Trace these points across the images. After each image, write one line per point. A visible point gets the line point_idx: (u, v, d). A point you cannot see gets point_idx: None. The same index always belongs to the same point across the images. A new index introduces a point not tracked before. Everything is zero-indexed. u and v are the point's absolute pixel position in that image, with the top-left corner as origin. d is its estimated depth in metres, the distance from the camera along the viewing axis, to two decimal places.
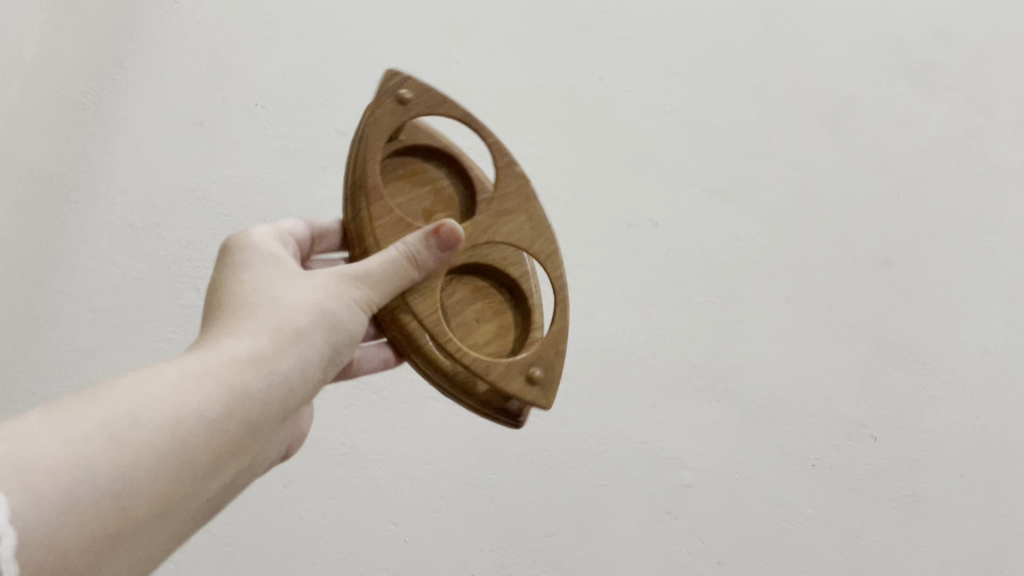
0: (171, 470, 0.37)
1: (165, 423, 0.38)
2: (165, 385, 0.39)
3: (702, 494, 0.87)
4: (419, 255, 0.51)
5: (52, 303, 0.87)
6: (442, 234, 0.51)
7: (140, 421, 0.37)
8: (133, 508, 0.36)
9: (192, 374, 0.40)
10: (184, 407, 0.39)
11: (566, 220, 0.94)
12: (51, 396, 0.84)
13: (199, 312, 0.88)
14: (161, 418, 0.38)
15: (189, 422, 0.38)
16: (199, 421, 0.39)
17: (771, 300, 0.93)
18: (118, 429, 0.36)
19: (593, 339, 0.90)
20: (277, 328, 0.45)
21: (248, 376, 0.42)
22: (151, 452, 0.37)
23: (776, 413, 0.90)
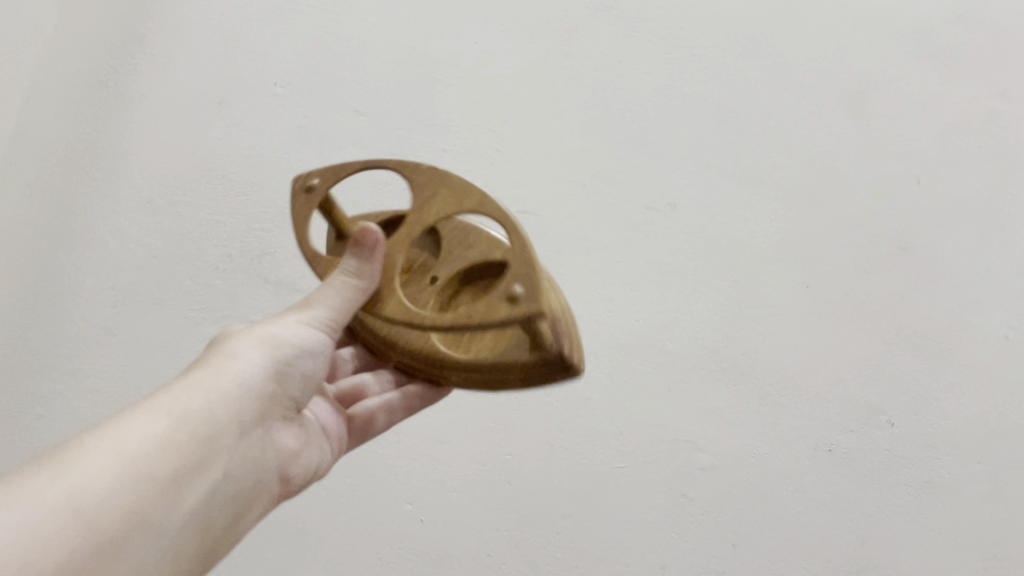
0: (144, 477, 0.39)
1: (124, 442, 0.39)
2: (115, 421, 0.40)
3: (718, 477, 0.87)
4: (355, 268, 0.50)
5: (71, 278, 0.87)
6: (366, 238, 0.50)
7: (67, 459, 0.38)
8: (116, 509, 0.37)
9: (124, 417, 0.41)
10: (139, 428, 0.40)
11: (584, 203, 0.94)
12: (68, 369, 0.84)
13: (217, 290, 0.88)
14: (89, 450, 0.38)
15: (146, 437, 0.40)
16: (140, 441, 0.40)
17: (790, 284, 0.92)
18: (78, 455, 0.37)
19: (610, 322, 0.90)
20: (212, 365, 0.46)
21: (197, 397, 0.43)
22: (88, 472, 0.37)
23: (794, 398, 0.89)
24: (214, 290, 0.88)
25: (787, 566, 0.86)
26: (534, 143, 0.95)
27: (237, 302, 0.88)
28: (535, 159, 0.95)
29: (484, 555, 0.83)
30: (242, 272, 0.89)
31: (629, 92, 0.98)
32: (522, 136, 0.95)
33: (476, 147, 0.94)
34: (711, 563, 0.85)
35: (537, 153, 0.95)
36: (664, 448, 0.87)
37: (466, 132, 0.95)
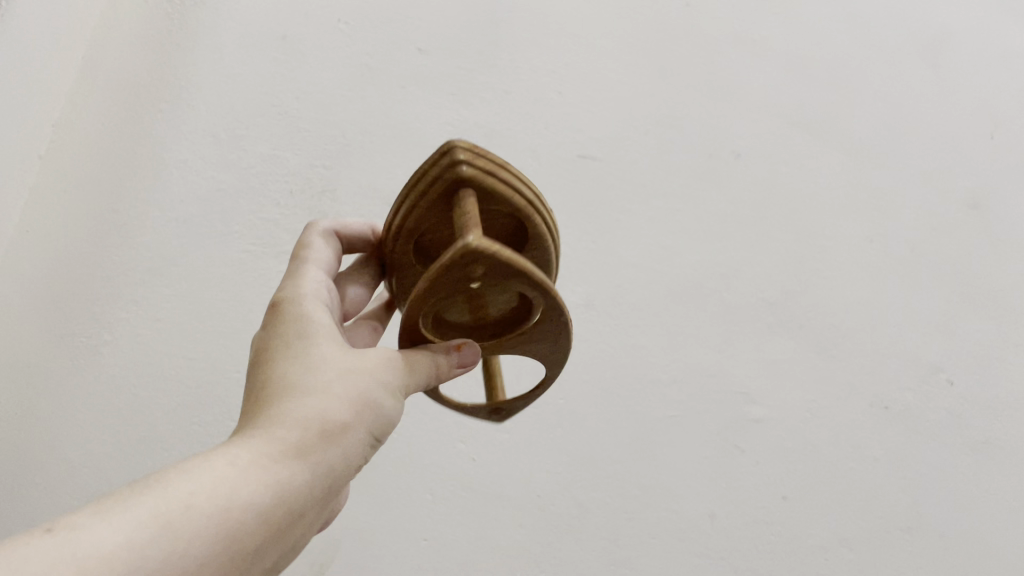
0: (221, 556, 0.36)
1: (216, 515, 0.36)
2: (216, 474, 0.37)
3: (770, 429, 0.86)
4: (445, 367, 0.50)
5: (140, 207, 0.88)
6: (464, 352, 0.51)
7: (187, 501, 0.35)
8: None
9: (250, 463, 0.39)
10: (235, 498, 0.37)
11: (646, 148, 0.92)
12: (133, 298, 0.86)
13: (279, 227, 0.89)
14: (212, 497, 0.36)
15: (237, 512, 0.37)
16: (254, 517, 0.38)
17: (853, 238, 0.91)
18: (169, 517, 0.34)
19: (669, 269, 0.89)
20: (331, 415, 0.43)
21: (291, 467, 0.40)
22: (202, 542, 0.35)
23: (851, 353, 0.88)
24: (276, 226, 0.89)
25: (837, 522, 0.85)
26: (598, 88, 0.94)
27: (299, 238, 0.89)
28: (599, 103, 0.94)
29: (534, 494, 0.84)
30: (305, 209, 0.90)
31: (699, 40, 0.96)
32: (584, 76, 0.94)
33: (539, 89, 0.93)
34: (760, 514, 0.85)
35: (600, 97, 0.94)
36: (716, 397, 0.87)
37: (530, 75, 0.94)
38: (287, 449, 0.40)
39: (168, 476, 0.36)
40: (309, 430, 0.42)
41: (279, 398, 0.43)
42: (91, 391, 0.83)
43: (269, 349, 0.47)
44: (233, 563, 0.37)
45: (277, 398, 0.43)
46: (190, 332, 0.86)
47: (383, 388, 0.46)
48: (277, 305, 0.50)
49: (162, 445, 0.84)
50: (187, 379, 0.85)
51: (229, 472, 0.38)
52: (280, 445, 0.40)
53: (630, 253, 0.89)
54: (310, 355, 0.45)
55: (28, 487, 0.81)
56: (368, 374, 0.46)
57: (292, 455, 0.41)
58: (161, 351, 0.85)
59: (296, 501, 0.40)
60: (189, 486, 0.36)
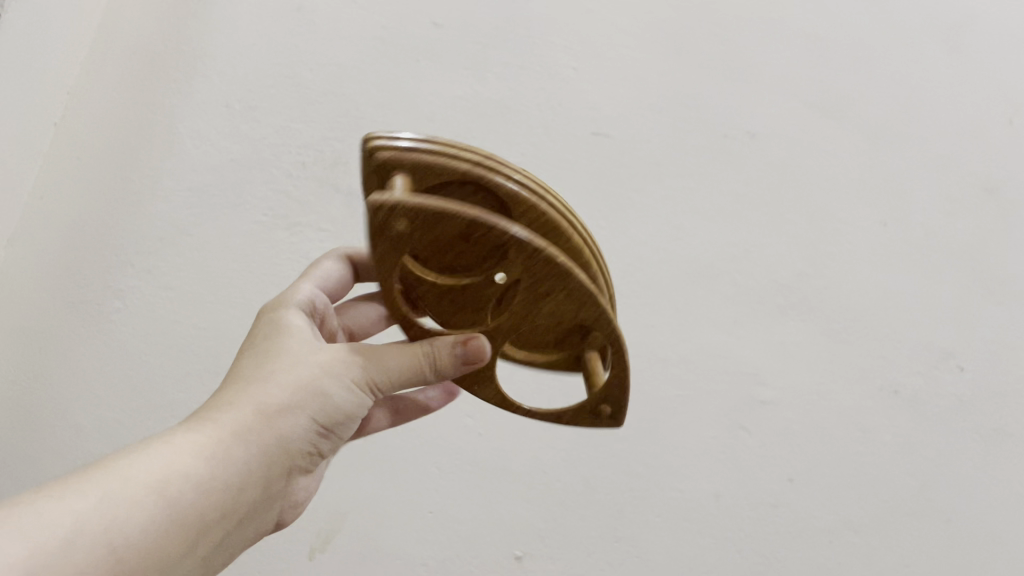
0: (168, 524, 0.42)
1: (157, 488, 0.42)
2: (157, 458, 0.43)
3: (779, 412, 0.86)
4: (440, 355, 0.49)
5: (153, 175, 0.89)
6: (471, 346, 0.48)
7: (120, 475, 0.41)
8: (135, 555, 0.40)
9: (184, 448, 0.44)
10: (173, 475, 0.43)
11: (661, 127, 0.92)
12: (145, 266, 0.86)
13: (292, 198, 0.89)
14: (146, 471, 0.42)
15: (177, 488, 0.43)
16: (186, 491, 0.43)
17: (868, 221, 0.90)
18: (113, 490, 0.40)
19: (680, 249, 0.89)
20: (269, 403, 0.48)
21: (230, 450, 0.46)
22: (136, 503, 0.40)
23: (862, 337, 0.88)
24: (289, 198, 0.89)
25: (843, 506, 0.85)
26: (614, 66, 0.93)
27: (311, 210, 0.88)
28: (614, 81, 0.93)
29: (541, 469, 0.84)
30: (317, 181, 0.89)
31: (715, 20, 0.95)
32: (598, 52, 0.93)
33: (553, 66, 0.93)
34: (765, 496, 0.84)
35: (615, 75, 0.93)
36: (724, 378, 0.86)
37: (545, 50, 0.93)
38: (221, 433, 0.46)
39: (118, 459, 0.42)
40: (252, 418, 0.47)
41: (224, 399, 0.48)
42: (100, 358, 0.84)
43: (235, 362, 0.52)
44: (181, 532, 0.42)
45: (230, 393, 0.49)
46: (201, 304, 0.86)
47: (331, 376, 0.51)
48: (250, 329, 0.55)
49: (171, 413, 0.83)
50: (196, 346, 0.85)
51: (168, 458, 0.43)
52: (215, 431, 0.46)
53: (642, 233, 0.89)
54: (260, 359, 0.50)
55: (41, 451, 0.83)
56: (313, 367, 0.50)
57: (227, 437, 0.46)
58: (170, 319, 0.85)
59: (235, 479, 0.46)
60: (125, 466, 0.42)
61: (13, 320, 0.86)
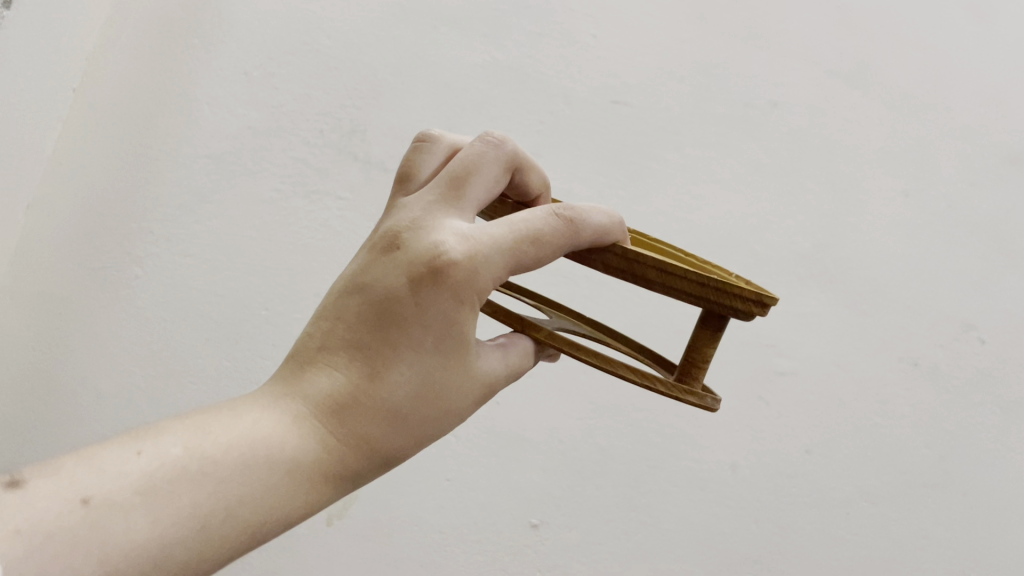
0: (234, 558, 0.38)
1: (238, 537, 0.38)
2: (255, 498, 0.38)
3: (797, 383, 0.85)
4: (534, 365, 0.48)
5: (170, 142, 0.89)
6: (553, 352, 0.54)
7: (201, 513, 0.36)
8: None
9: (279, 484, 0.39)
10: (263, 521, 0.38)
11: (682, 96, 0.89)
12: (162, 233, 0.87)
13: (309, 164, 0.89)
14: (227, 516, 0.37)
15: (260, 532, 0.38)
16: (266, 535, 0.39)
17: (890, 192, 0.87)
18: (196, 536, 0.36)
19: (699, 220, 0.88)
20: (395, 451, 0.42)
21: (329, 489, 0.41)
22: (201, 559, 0.37)
23: (882, 309, 0.86)
24: (306, 166, 0.89)
25: (860, 477, 0.84)
26: (635, 32, 0.91)
27: (330, 179, 0.88)
28: (634, 48, 0.91)
29: (557, 440, 0.85)
30: (333, 149, 0.89)
31: None
32: (618, 18, 0.91)
33: (572, 32, 0.91)
34: (782, 467, 0.84)
35: (635, 41, 0.91)
36: (742, 349, 0.86)
37: (564, 17, 0.91)
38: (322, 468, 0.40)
39: (216, 477, 0.37)
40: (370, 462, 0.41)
41: (352, 404, 0.41)
42: (122, 324, 0.86)
43: (397, 332, 0.41)
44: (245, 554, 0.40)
45: (366, 418, 0.41)
46: (218, 270, 0.86)
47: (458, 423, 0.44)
48: (440, 262, 0.40)
49: (187, 378, 0.85)
50: (214, 312, 0.85)
51: (267, 500, 0.38)
52: (328, 465, 0.40)
53: (660, 202, 0.88)
54: (425, 366, 0.41)
55: (61, 415, 0.86)
56: (458, 415, 0.43)
57: (333, 476, 0.41)
58: (189, 284, 0.86)
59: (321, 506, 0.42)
60: (210, 496, 0.37)
61: (32, 283, 0.87)
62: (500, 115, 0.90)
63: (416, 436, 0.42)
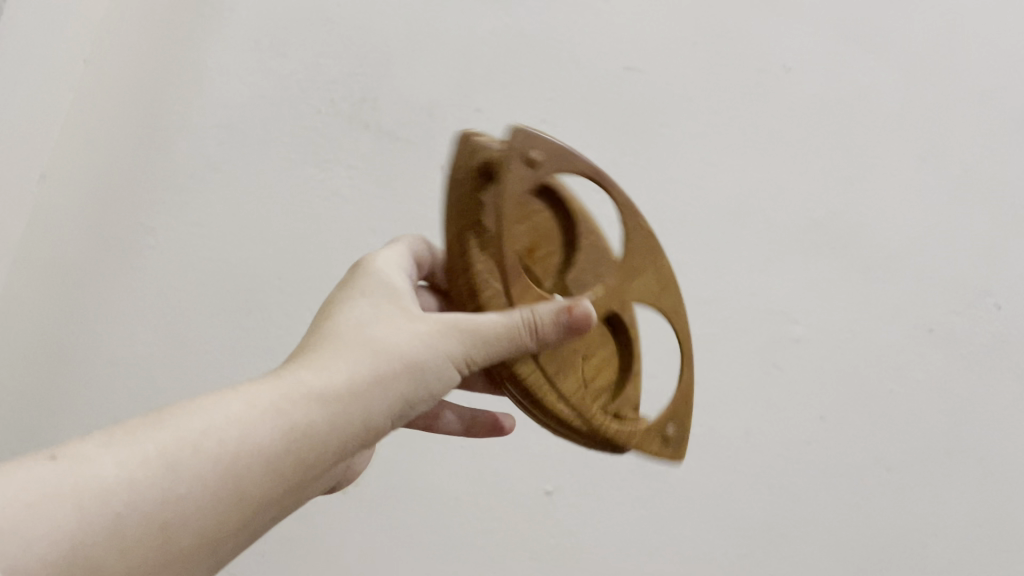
0: (227, 495, 0.39)
1: (220, 461, 0.39)
2: (225, 423, 0.40)
3: (811, 350, 0.85)
4: (543, 326, 0.48)
5: (181, 112, 0.88)
6: (575, 313, 0.49)
7: (207, 460, 0.39)
8: (184, 523, 0.38)
9: (278, 440, 0.41)
10: (242, 444, 0.40)
11: (696, 61, 0.88)
12: (175, 203, 0.87)
13: (321, 134, 0.88)
14: (228, 467, 0.39)
15: (244, 462, 0.40)
16: (254, 463, 0.40)
17: (905, 158, 0.86)
18: (173, 456, 0.38)
19: (713, 187, 0.87)
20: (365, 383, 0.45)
21: (315, 422, 0.43)
22: (180, 485, 0.38)
23: (895, 276, 0.85)
24: (317, 135, 0.88)
25: (872, 444, 0.85)
26: None
27: (340, 146, 0.88)
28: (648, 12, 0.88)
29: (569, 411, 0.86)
30: (345, 117, 0.89)
31: None
32: None
33: None
34: (796, 434, 0.85)
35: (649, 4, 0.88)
36: (756, 315, 0.85)
37: None
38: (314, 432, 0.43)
39: (180, 414, 0.40)
40: (341, 401, 0.44)
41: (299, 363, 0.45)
42: (135, 293, 0.87)
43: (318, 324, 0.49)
44: (246, 499, 0.40)
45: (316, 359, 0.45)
46: (229, 238, 0.88)
47: (430, 354, 0.47)
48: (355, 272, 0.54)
49: (206, 348, 0.87)
50: (230, 281, 0.87)
51: (240, 424, 0.41)
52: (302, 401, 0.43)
53: (674, 169, 0.87)
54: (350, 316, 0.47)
55: (78, 383, 0.88)
56: (418, 343, 0.47)
57: (311, 406, 0.43)
58: (201, 253, 0.87)
59: (314, 452, 0.43)
60: (194, 447, 0.39)
61: (42, 253, 0.87)
62: (511, 83, 0.88)
63: (376, 367, 0.46)
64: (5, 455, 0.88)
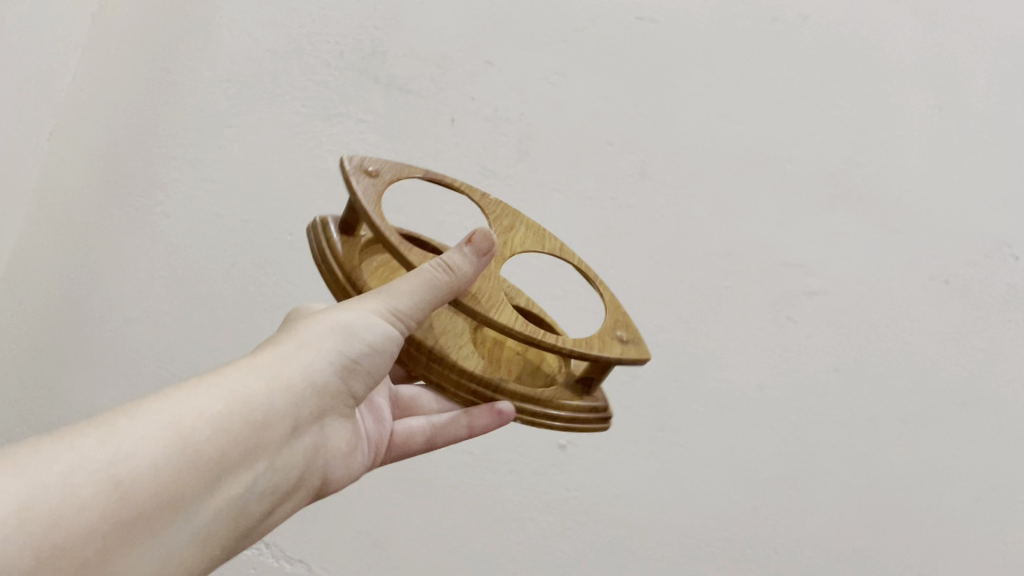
0: (181, 470, 0.33)
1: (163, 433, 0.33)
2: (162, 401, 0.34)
3: (826, 301, 0.84)
4: (456, 265, 0.43)
5: (190, 66, 0.88)
6: (475, 240, 0.45)
7: (148, 438, 0.32)
8: (141, 497, 0.31)
9: (212, 425, 0.35)
10: (183, 413, 0.34)
11: (708, 11, 0.87)
12: (185, 156, 0.87)
13: (332, 88, 0.88)
14: (175, 438, 0.33)
15: (193, 430, 0.34)
16: (201, 426, 0.34)
17: (921, 107, 0.84)
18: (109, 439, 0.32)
19: (728, 138, 0.86)
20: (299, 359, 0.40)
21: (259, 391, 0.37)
22: (130, 461, 0.31)
23: (913, 227, 0.84)
24: (328, 89, 0.88)
25: None
26: None
27: (351, 101, 0.88)
28: None
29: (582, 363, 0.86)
30: (356, 71, 0.88)
31: None
32: None
33: None
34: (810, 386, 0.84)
35: None
36: (770, 267, 0.85)
37: None
38: (250, 406, 0.37)
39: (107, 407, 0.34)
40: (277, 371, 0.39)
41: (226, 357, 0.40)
42: (148, 248, 0.87)
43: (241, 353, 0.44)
44: (204, 473, 0.34)
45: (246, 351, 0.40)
46: (236, 192, 0.86)
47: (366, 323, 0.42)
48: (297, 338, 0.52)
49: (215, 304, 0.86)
50: (239, 237, 0.86)
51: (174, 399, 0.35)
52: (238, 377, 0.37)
53: (686, 120, 0.86)
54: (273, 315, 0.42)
55: (93, 339, 0.88)
56: (347, 317, 0.42)
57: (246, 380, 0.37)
58: (211, 209, 0.86)
59: (264, 421, 0.37)
60: (127, 421, 0.33)
61: (56, 206, 0.88)
62: (521, 34, 0.88)
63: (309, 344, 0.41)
64: (31, 403, 0.90)
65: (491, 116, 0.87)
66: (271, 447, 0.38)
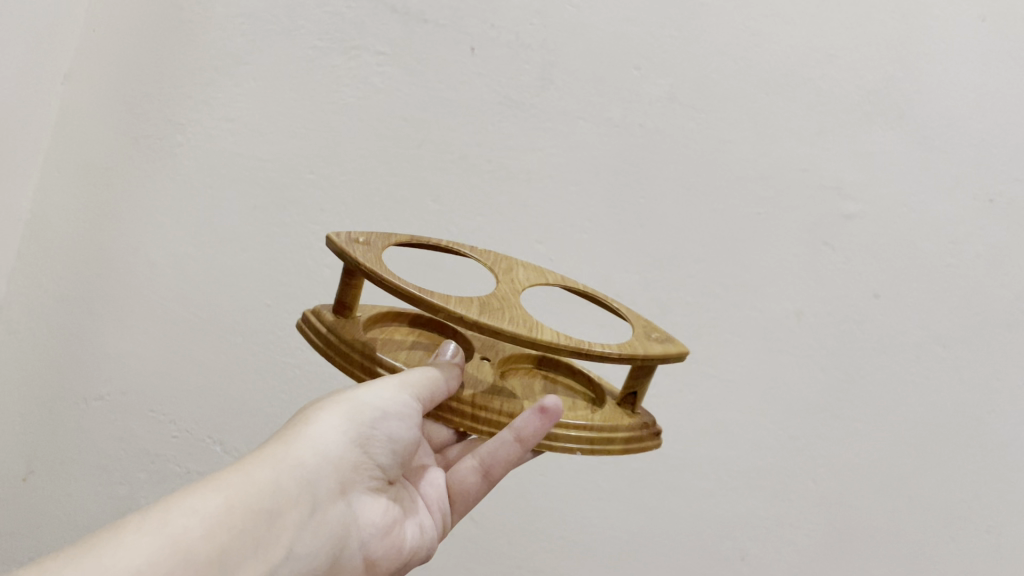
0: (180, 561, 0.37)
1: (158, 533, 0.37)
2: (164, 505, 0.39)
3: (864, 226, 0.82)
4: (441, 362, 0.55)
5: (200, 4, 0.85)
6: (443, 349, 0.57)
7: (139, 544, 0.36)
8: None
9: (207, 522, 0.39)
10: (181, 511, 0.39)
11: None
12: (201, 98, 0.85)
13: (348, 20, 0.84)
14: (170, 536, 0.37)
15: (187, 528, 0.38)
16: (198, 519, 0.38)
17: (965, 17, 0.80)
18: (108, 544, 0.36)
19: (761, 57, 0.81)
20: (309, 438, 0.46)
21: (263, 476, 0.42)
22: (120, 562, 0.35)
23: (956, 145, 0.80)
24: (342, 20, 0.84)
25: (931, 320, 0.82)
26: None
27: (367, 31, 0.84)
28: None
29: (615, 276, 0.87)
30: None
31: None
32: None
33: None
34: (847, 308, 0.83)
35: None
36: (807, 193, 0.82)
37: None
38: (256, 493, 0.41)
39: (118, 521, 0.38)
40: (282, 454, 0.44)
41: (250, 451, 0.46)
42: (168, 193, 0.86)
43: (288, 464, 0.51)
44: (209, 555, 0.38)
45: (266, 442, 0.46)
46: (258, 132, 0.85)
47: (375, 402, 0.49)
48: None
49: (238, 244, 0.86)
50: (263, 176, 0.85)
51: (174, 500, 0.39)
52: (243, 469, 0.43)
53: (717, 40, 0.82)
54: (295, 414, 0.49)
55: (116, 285, 0.87)
56: (354, 400, 0.49)
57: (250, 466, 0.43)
58: (229, 147, 0.85)
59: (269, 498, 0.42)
60: (128, 529, 0.37)
61: (77, 153, 0.87)
62: None
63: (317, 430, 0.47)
64: (54, 351, 0.88)
65: (512, 42, 0.84)
66: (287, 532, 0.42)
